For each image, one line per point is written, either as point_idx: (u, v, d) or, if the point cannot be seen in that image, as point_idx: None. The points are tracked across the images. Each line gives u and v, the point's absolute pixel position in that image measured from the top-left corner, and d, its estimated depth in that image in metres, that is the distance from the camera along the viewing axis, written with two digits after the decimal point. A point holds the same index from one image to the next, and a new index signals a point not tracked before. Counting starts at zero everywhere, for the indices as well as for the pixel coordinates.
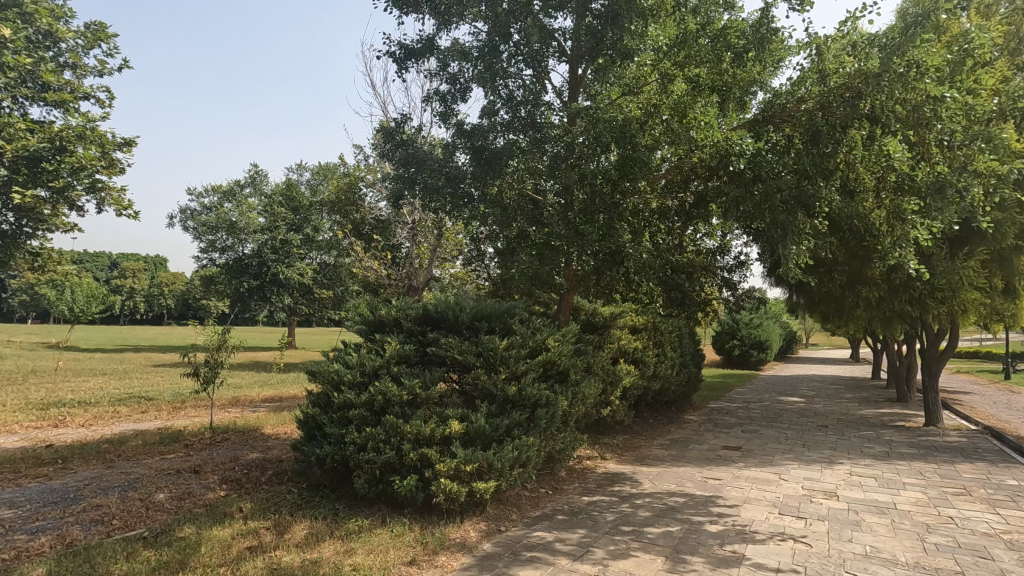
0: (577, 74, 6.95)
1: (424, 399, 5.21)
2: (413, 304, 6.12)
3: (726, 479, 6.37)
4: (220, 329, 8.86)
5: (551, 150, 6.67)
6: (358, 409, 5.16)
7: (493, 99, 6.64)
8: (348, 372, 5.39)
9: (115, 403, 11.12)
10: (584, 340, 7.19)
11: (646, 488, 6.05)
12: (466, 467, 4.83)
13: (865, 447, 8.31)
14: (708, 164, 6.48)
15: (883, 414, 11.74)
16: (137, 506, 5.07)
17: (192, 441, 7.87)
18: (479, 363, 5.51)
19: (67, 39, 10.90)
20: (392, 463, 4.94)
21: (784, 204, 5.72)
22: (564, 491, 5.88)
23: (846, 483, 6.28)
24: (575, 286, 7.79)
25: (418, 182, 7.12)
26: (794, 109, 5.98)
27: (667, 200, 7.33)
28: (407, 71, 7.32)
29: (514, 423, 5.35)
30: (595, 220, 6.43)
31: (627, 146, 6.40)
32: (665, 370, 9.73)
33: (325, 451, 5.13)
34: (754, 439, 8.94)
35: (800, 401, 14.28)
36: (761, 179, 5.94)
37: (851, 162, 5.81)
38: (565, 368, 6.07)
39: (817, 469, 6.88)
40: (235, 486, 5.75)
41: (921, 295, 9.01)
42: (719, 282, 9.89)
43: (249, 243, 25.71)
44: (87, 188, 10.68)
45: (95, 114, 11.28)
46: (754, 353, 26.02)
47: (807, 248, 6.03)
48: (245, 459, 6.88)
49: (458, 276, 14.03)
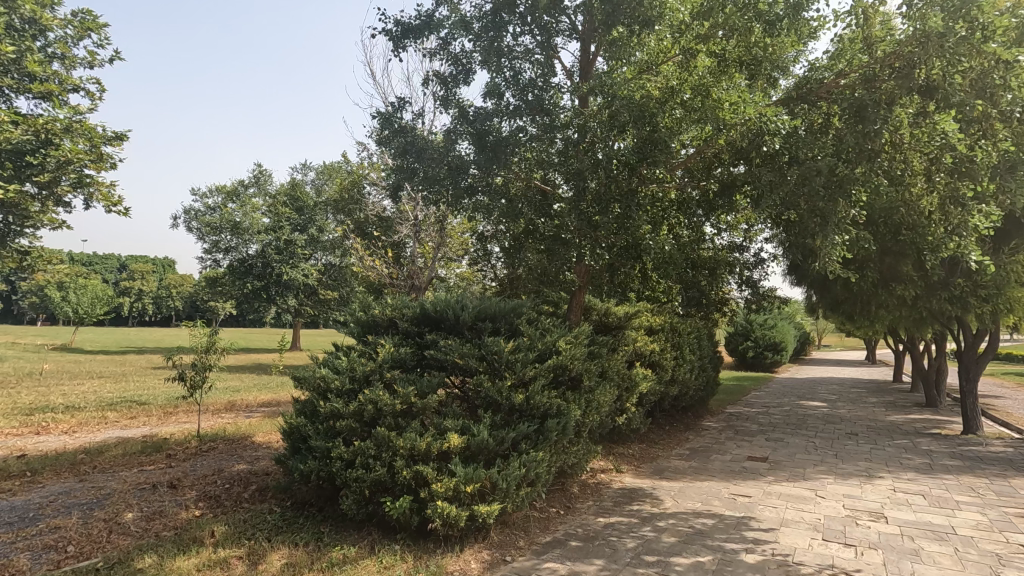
0: (590, 56, 6.66)
1: (420, 408, 4.64)
2: (410, 303, 5.61)
3: (757, 496, 5.74)
4: (207, 330, 8.36)
5: (564, 136, 6.14)
6: (346, 420, 4.60)
7: (499, 81, 6.21)
8: (336, 378, 4.84)
9: (104, 408, 10.62)
10: (597, 342, 6.60)
11: (669, 507, 5.42)
12: (466, 487, 4.24)
13: (904, 458, 7.64)
14: (737, 146, 5.78)
15: (915, 420, 11.04)
16: (99, 528, 4.54)
17: (176, 450, 7.34)
18: (482, 368, 4.94)
19: (54, 29, 10.49)
20: (383, 482, 4.36)
21: (823, 190, 5.10)
22: (578, 511, 5.28)
23: (892, 501, 5.62)
24: (587, 284, 7.21)
25: (418, 172, 6.62)
26: (831, 84, 5.50)
27: (689, 189, 6.64)
28: (405, 51, 6.83)
29: (522, 437, 4.74)
30: (609, 211, 5.83)
31: (646, 127, 5.78)
32: (684, 374, 9.10)
33: (309, 467, 4.57)
34: (780, 448, 8.29)
35: (823, 405, 13.58)
36: (798, 162, 5.28)
37: (898, 143, 5.23)
38: (578, 374, 5.42)
39: (855, 485, 6.23)
40: (213, 504, 5.19)
41: (962, 294, 8.48)
42: (739, 280, 9.24)
43: (254, 243, 24.91)
44: (74, 183, 10.21)
45: (83, 106, 10.84)
46: (769, 355, 25.30)
47: (846, 240, 5.45)
48: (230, 471, 6.33)
49: (463, 276, 13.46)
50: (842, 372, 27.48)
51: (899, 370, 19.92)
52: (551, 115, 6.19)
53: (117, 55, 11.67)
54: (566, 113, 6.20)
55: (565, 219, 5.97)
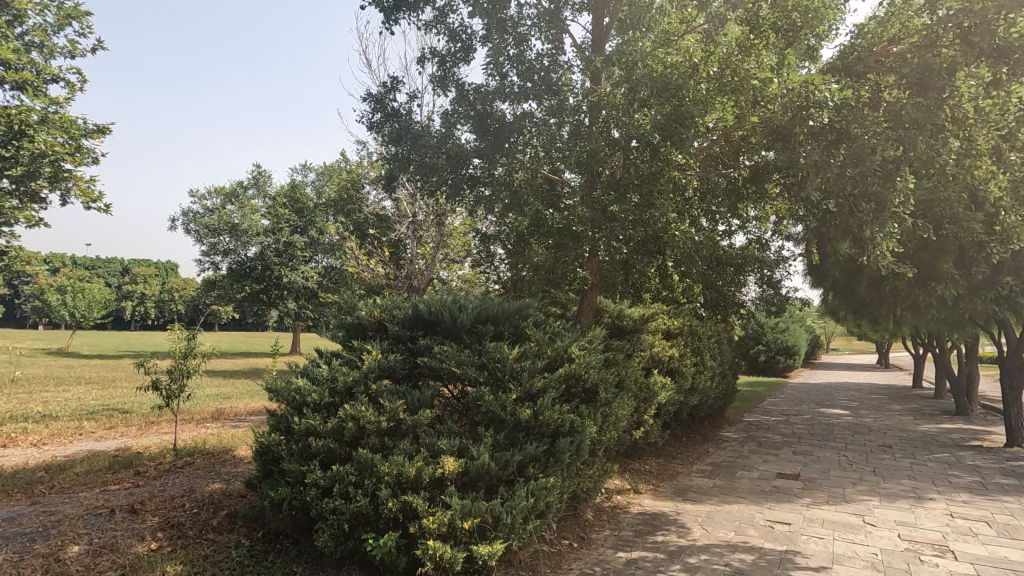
0: (601, 30, 6.08)
1: (410, 426, 3.97)
2: (402, 303, 4.96)
3: (797, 524, 5.02)
4: (186, 334, 7.61)
5: (573, 121, 5.58)
6: (323, 439, 3.93)
7: (502, 58, 5.71)
8: (313, 390, 4.17)
9: (80, 417, 9.96)
10: (612, 347, 5.92)
11: (698, 538, 4.68)
12: (463, 523, 3.56)
13: (952, 475, 6.90)
14: (776, 125, 5.15)
15: (949, 431, 10.28)
16: (33, 568, 3.87)
17: (147, 467, 6.65)
18: (484, 379, 4.26)
19: (32, 15, 9.95)
20: (365, 514, 3.67)
21: (877, 170, 4.47)
22: (593, 544, 4.57)
23: (954, 530, 4.90)
24: (600, 283, 6.50)
25: (413, 161, 6.00)
26: (882, 52, 4.93)
27: (713, 177, 6.00)
28: (398, 24, 6.19)
29: (529, 459, 4.06)
30: (628, 201, 5.11)
31: (671, 100, 5.09)
32: (703, 382, 8.42)
33: (279, 495, 3.90)
34: (812, 464, 7.54)
35: (846, 413, 12.81)
36: (849, 138, 4.62)
37: (961, 118, 4.58)
38: (593, 386, 4.72)
39: (906, 509, 5.51)
40: (174, 534, 4.51)
41: (1010, 292, 7.89)
42: (761, 279, 8.60)
43: (251, 246, 24.08)
44: (50, 177, 9.56)
45: (62, 97, 10.26)
46: (780, 360, 24.61)
47: (899, 233, 4.80)
48: (202, 491, 5.64)
49: (466, 278, 12.74)
50: (856, 377, 26.62)
51: (918, 376, 19.17)
52: (559, 98, 5.60)
53: (101, 44, 11.10)
54: (576, 94, 5.63)
55: (575, 210, 5.36)
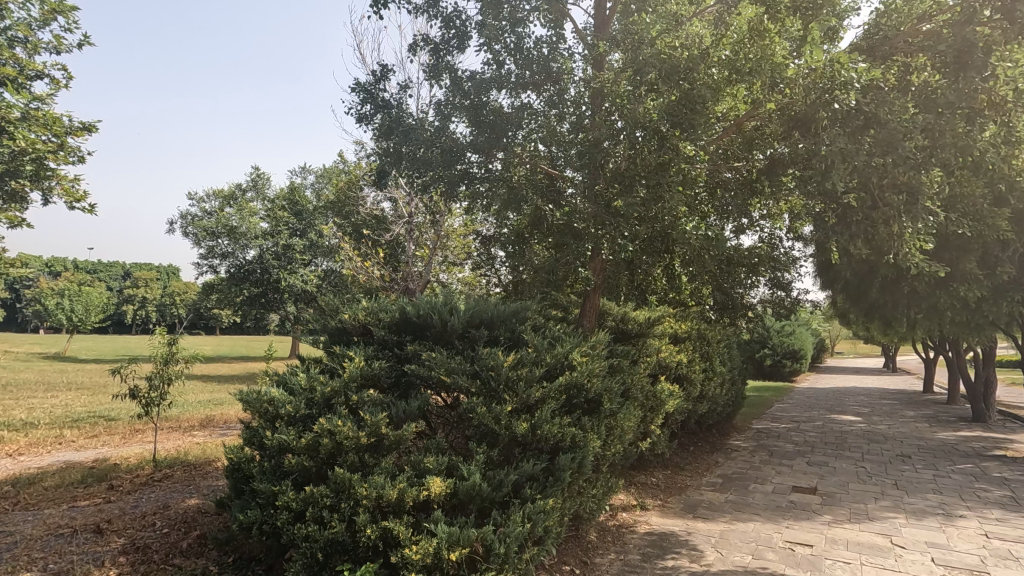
0: (603, 15, 5.79)
1: (393, 441, 3.57)
2: (390, 306, 4.56)
3: (820, 546, 4.60)
4: (167, 339, 7.20)
5: (576, 111, 5.21)
6: (296, 456, 3.52)
7: (500, 44, 5.36)
8: (288, 401, 3.76)
9: (63, 426, 9.56)
10: (617, 352, 5.52)
11: (712, 563, 4.27)
12: (450, 553, 3.14)
13: (980, 488, 6.48)
14: (796, 113, 4.80)
15: (969, 439, 9.85)
16: None
17: (123, 480, 6.25)
18: (476, 389, 3.87)
19: (15, 9, 9.60)
20: (341, 541, 3.29)
21: (907, 158, 4.14)
22: (596, 569, 4.17)
23: (992, 554, 4.47)
24: (603, 285, 6.10)
25: (405, 156, 5.66)
26: (910, 32, 4.58)
27: (724, 170, 5.62)
28: (387, 10, 5.82)
29: (525, 478, 3.67)
30: (634, 193, 4.73)
31: (679, 84, 4.69)
32: (713, 389, 8.01)
33: (248, 518, 3.50)
34: (829, 476, 7.11)
35: (859, 420, 12.38)
36: (878, 124, 4.23)
37: (999, 102, 4.21)
38: (597, 396, 4.32)
39: (935, 528, 5.08)
40: (138, 559, 4.11)
41: None
42: (772, 279, 8.22)
43: (250, 249, 23.71)
44: (31, 175, 9.22)
45: (47, 94, 9.92)
46: (787, 364, 24.28)
47: (927, 227, 4.42)
48: (175, 508, 5.23)
49: (467, 281, 12.32)
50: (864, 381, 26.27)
51: (930, 382, 18.77)
52: (560, 88, 5.30)
53: (89, 40, 10.77)
54: (578, 83, 5.28)
55: (578, 206, 5.01)
